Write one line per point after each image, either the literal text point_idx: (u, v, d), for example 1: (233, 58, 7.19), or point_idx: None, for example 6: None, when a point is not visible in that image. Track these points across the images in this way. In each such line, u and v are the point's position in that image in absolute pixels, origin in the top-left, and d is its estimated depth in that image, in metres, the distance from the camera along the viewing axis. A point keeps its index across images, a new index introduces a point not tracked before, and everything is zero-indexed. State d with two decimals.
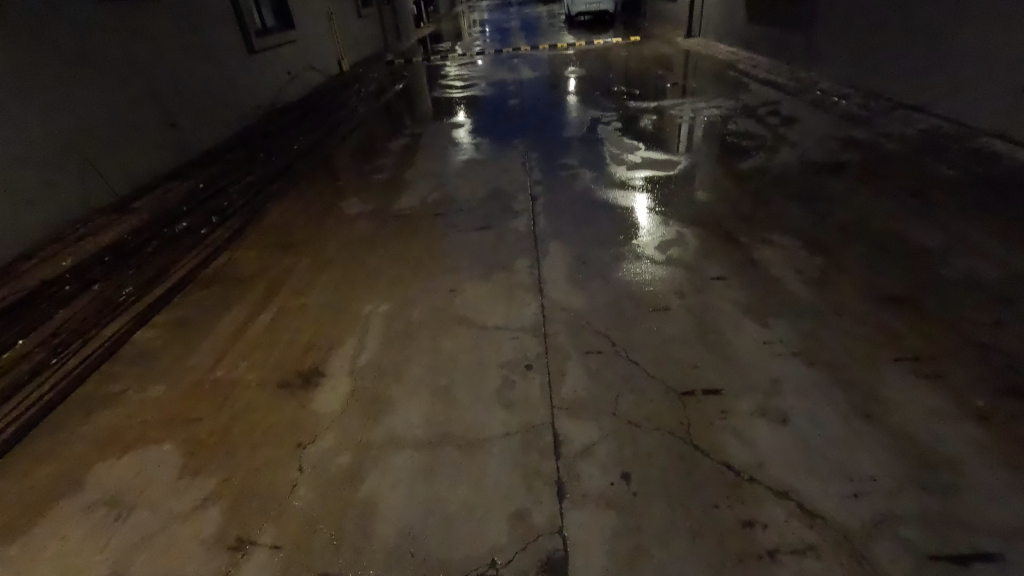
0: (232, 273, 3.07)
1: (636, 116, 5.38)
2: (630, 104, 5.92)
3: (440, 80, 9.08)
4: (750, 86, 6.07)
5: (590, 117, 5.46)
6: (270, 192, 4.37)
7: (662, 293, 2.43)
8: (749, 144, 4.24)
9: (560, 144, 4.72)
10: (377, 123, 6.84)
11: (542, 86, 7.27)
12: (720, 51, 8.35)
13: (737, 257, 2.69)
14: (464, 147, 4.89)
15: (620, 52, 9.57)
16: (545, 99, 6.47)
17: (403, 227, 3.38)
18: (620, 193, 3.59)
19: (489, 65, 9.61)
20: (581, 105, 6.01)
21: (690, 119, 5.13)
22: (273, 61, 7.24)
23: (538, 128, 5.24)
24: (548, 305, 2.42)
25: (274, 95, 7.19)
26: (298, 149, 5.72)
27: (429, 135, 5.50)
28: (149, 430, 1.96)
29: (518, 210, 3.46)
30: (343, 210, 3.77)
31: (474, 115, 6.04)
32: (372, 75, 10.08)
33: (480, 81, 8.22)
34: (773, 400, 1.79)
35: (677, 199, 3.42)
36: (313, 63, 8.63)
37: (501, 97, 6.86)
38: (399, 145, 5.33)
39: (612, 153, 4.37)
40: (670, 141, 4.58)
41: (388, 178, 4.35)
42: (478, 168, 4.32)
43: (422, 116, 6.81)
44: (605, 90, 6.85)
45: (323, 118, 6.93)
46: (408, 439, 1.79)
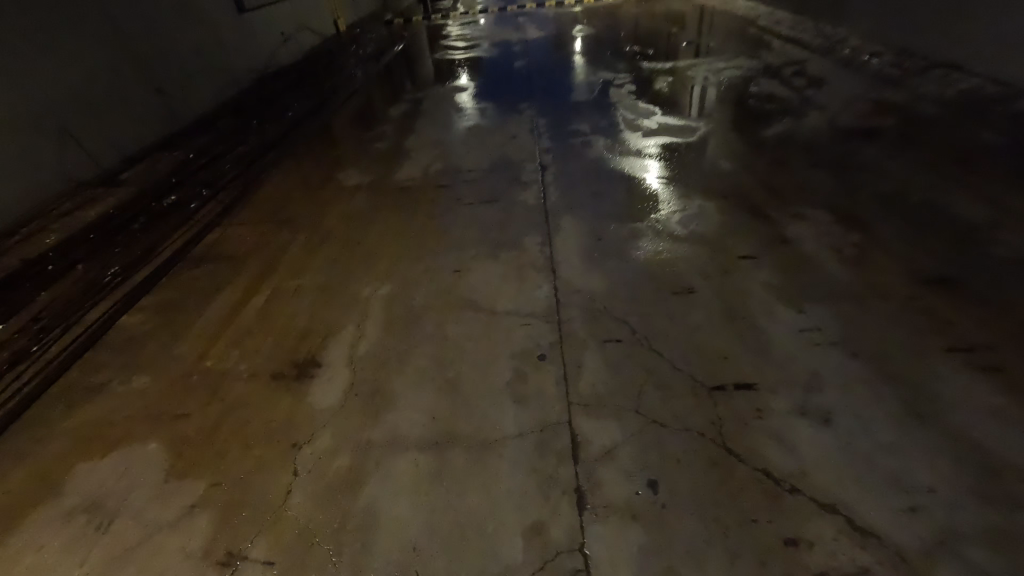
0: (223, 251, 2.89)
1: (649, 77, 5.05)
2: (644, 65, 5.57)
3: (442, 41, 8.64)
4: (772, 44, 5.69)
5: (601, 80, 5.13)
6: (263, 163, 4.14)
7: (685, 274, 2.24)
8: (774, 108, 3.95)
9: (570, 109, 4.44)
10: (376, 87, 6.50)
11: (549, 46, 6.87)
12: (738, 8, 7.85)
13: (765, 232, 2.48)
14: (467, 113, 4.61)
15: (632, 9, 9.05)
16: (552, 60, 6.10)
17: (403, 201, 3.17)
18: (635, 162, 3.35)
19: (493, 24, 9.12)
20: (591, 67, 5.67)
21: (709, 81, 4.81)
22: (265, 21, 6.85)
23: (546, 92, 4.93)
24: (561, 287, 2.24)
25: (267, 58, 6.85)
26: (293, 115, 5.44)
27: (430, 100, 5.20)
28: (134, 427, 1.83)
29: (526, 180, 3.24)
30: (340, 182, 3.55)
31: (478, 78, 5.70)
32: (370, 36, 9.62)
33: (484, 42, 7.79)
34: (814, 397, 1.62)
35: (698, 168, 3.18)
36: (307, 23, 8.20)
37: (506, 58, 6.49)
38: (398, 111, 5.05)
39: (626, 119, 4.09)
40: (687, 105, 4.29)
41: (388, 147, 4.10)
42: (482, 135, 4.06)
43: (423, 79, 6.47)
44: (616, 50, 6.47)
45: (319, 82, 6.60)
46: (411, 441, 1.64)
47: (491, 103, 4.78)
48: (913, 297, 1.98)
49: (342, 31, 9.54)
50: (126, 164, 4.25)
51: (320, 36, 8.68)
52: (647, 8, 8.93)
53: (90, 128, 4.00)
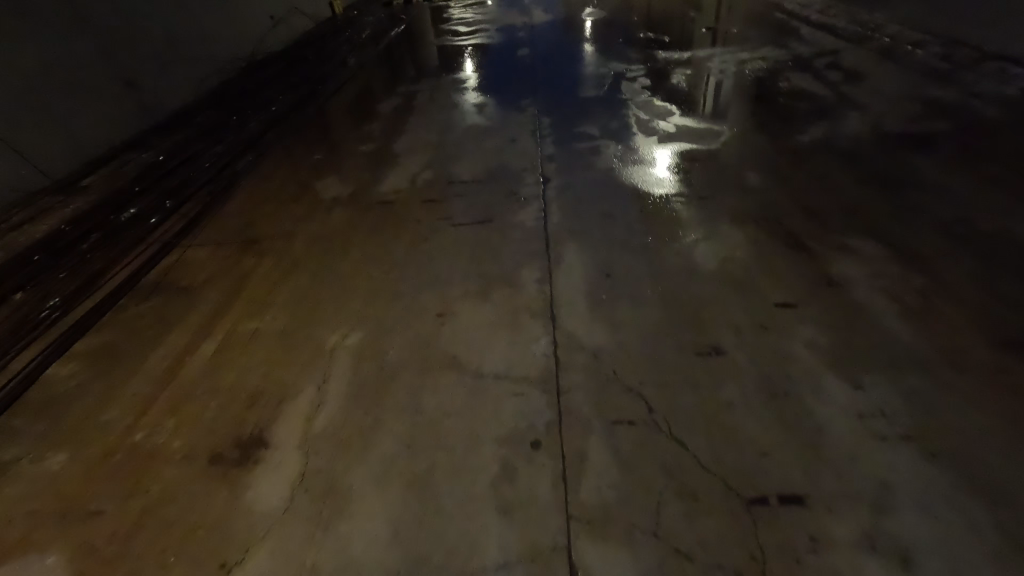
0: (177, 279, 2.53)
1: (665, 69, 4.58)
2: (659, 54, 5.08)
3: (442, 25, 8.12)
4: (800, 31, 5.18)
5: (612, 72, 4.67)
6: (238, 166, 3.75)
7: (712, 326, 1.86)
8: (807, 106, 3.50)
9: (577, 107, 4.00)
10: (369, 75, 6.05)
11: (556, 31, 6.37)
12: None
13: (805, 270, 2.09)
14: (464, 110, 4.18)
15: None
16: (559, 48, 5.62)
17: (386, 219, 2.79)
18: (650, 174, 2.94)
19: (497, 6, 8.58)
20: (601, 56, 5.19)
21: (731, 74, 4.34)
22: (251, 4, 6.40)
23: (551, 86, 4.48)
24: (562, 340, 1.87)
25: (254, 44, 6.41)
26: (278, 108, 5.02)
27: (424, 93, 4.77)
28: (36, 526, 1.50)
29: (525, 196, 2.85)
30: (318, 193, 3.17)
31: (478, 69, 5.25)
32: (367, 18, 9.10)
33: (486, 26, 7.28)
34: (883, 522, 1.26)
35: (724, 181, 2.77)
36: (299, 6, 7.71)
37: (510, 45, 6.01)
38: (389, 105, 4.62)
39: (640, 120, 3.66)
40: (709, 102, 3.84)
41: (374, 149, 3.70)
42: (479, 137, 3.65)
43: (420, 68, 6.01)
44: (628, 36, 5.96)
45: (309, 70, 6.16)
46: (369, 567, 1.31)
47: (491, 99, 4.34)
48: (999, 370, 1.59)
49: (338, 14, 9.03)
50: (90, 166, 3.89)
51: (314, 20, 8.19)
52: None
53: (47, 128, 3.63)
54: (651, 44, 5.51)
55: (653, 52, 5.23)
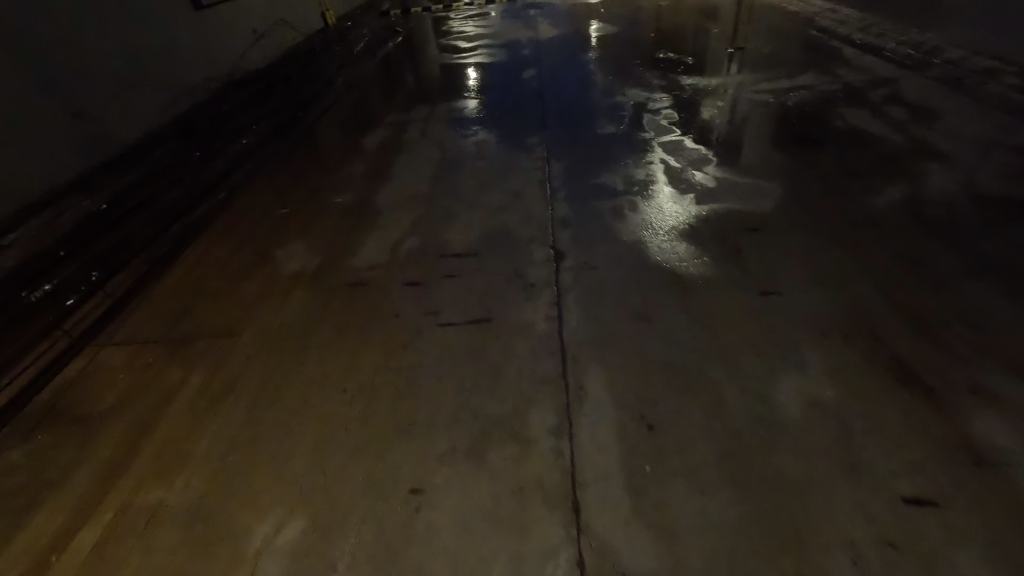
0: (78, 402, 1.93)
1: (694, 99, 3.98)
2: (684, 80, 4.48)
3: (441, 38, 7.54)
4: (844, 53, 4.57)
5: (632, 101, 4.07)
6: (190, 219, 3.14)
7: (815, 540, 1.26)
8: (876, 155, 2.89)
9: (593, 148, 3.40)
10: (358, 96, 5.44)
11: (565, 48, 5.76)
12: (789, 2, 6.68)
13: (929, 429, 1.49)
14: (461, 148, 3.58)
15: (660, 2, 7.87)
16: (568, 69, 5.02)
17: (359, 312, 2.19)
18: (690, 249, 2.34)
19: (500, 18, 7.99)
20: (617, 81, 4.58)
21: (772, 106, 3.74)
22: (230, 19, 5.83)
23: (562, 118, 3.88)
24: (592, 562, 1.28)
25: (232, 63, 5.83)
26: (250, 136, 4.42)
27: (415, 123, 4.17)
28: None
29: (533, 280, 2.25)
30: (278, 266, 2.58)
31: (479, 94, 4.65)
32: (361, 30, 8.51)
33: (488, 41, 6.69)
34: None
35: (788, 263, 2.17)
36: (285, 17, 7.14)
37: (514, 65, 5.40)
38: (376, 138, 4.02)
39: (669, 167, 3.07)
40: (751, 143, 3.23)
41: (352, 200, 3.10)
42: (479, 187, 3.05)
43: (414, 88, 5.40)
44: (646, 55, 5.36)
45: (292, 90, 5.56)
46: None
47: (492, 133, 3.74)
48: None
49: (329, 27, 8.45)
50: (18, 214, 3.29)
51: (302, 33, 7.61)
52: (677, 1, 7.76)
53: None
54: (672, 66, 4.92)
55: (677, 76, 4.62)
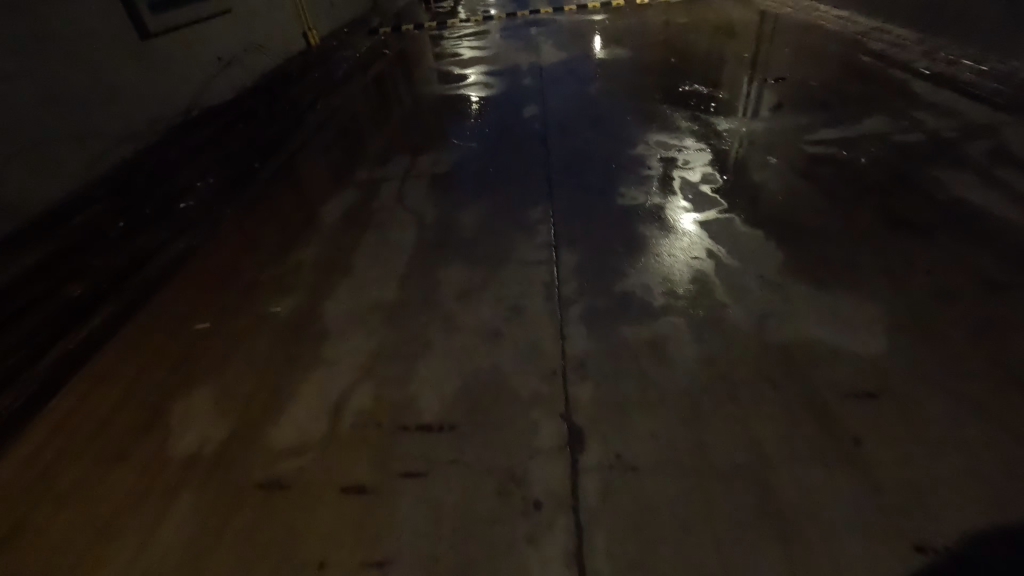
0: None
1: (736, 153, 3.19)
2: (719, 124, 3.70)
3: (432, 58, 6.78)
4: (913, 89, 3.79)
5: (658, 154, 3.30)
6: (83, 328, 2.37)
7: None
8: (1010, 252, 2.10)
9: (615, 228, 2.60)
10: (331, 132, 4.66)
11: (573, 76, 4.99)
12: (826, 18, 5.90)
13: None
14: (444, 223, 2.81)
15: (676, 19, 7.11)
16: (576, 106, 4.23)
17: (271, 549, 1.42)
18: (777, 430, 1.54)
19: (500, 37, 7.25)
20: (637, 124, 3.80)
21: (840, 161, 2.95)
22: (187, 49, 5.12)
23: (572, 179, 3.09)
24: None
25: (190, 99, 5.09)
26: (193, 195, 3.64)
27: (390, 181, 3.39)
28: None
29: (539, 490, 1.46)
30: (173, 431, 1.81)
31: (471, 139, 3.88)
32: (344, 50, 7.74)
33: (485, 65, 5.93)
34: None
35: (941, 479, 1.38)
36: (258, 42, 6.42)
37: (513, 100, 4.62)
38: (340, 202, 3.24)
39: (720, 262, 2.28)
40: (825, 222, 2.43)
41: (297, 309, 2.32)
42: (464, 293, 2.27)
43: (396, 123, 4.61)
44: (669, 86, 4.57)
45: (256, 128, 4.81)
46: None
47: (484, 202, 2.96)
48: None
49: (310, 49, 7.70)
50: None
51: (277, 58, 6.87)
52: (696, 19, 6.98)
53: None
54: (702, 103, 4.13)
55: (710, 118, 3.83)
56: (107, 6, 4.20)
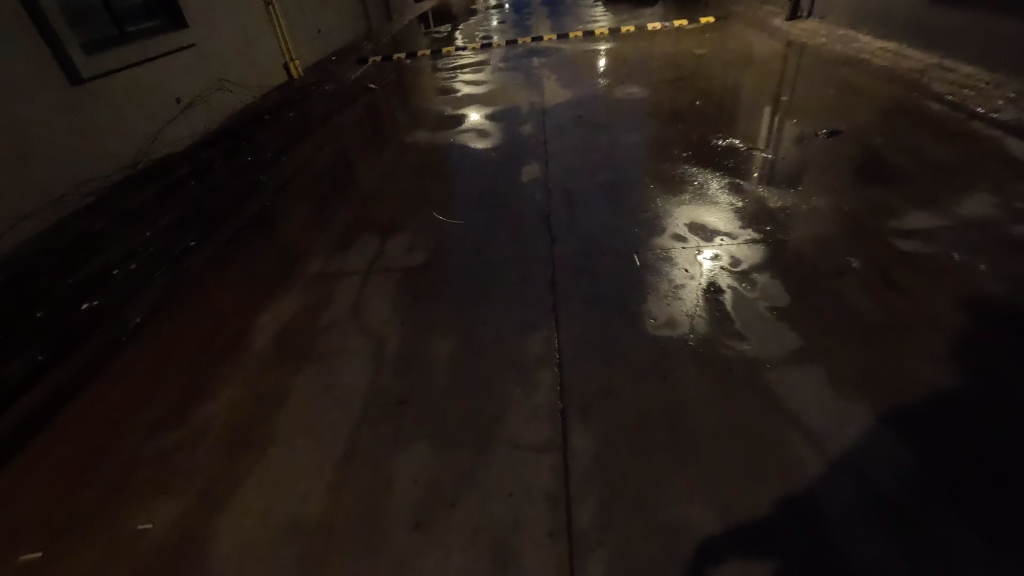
0: None
1: (798, 249, 2.42)
2: (767, 197, 2.94)
3: (423, 94, 6.08)
4: (1011, 151, 3.03)
5: (695, 247, 2.54)
6: None
7: None
8: None
9: (648, 380, 1.83)
10: (294, 191, 3.94)
11: (582, 124, 4.26)
12: (872, 52, 5.16)
13: None
14: (412, 358, 2.06)
15: (696, 49, 6.39)
16: (586, 168, 3.48)
17: None
18: None
19: (500, 69, 6.55)
20: (664, 199, 3.04)
21: (949, 267, 2.18)
22: (134, 96, 4.47)
23: (583, 290, 2.33)
24: None
25: (134, 152, 4.40)
26: (103, 286, 2.88)
27: (348, 277, 2.63)
28: None
29: None
30: None
31: (458, 212, 3.14)
32: (327, 83, 7.07)
33: (481, 105, 5.22)
34: None
35: None
36: (226, 79, 5.78)
37: (511, 155, 3.90)
38: (279, 310, 2.48)
39: (808, 467, 1.52)
40: (956, 392, 1.66)
41: (177, 525, 1.58)
42: (425, 511, 1.51)
43: (370, 181, 3.87)
44: (697, 140, 3.82)
45: (209, 185, 4.11)
46: None
47: (466, 323, 2.21)
48: None
49: (290, 84, 7.03)
50: None
51: (249, 96, 6.21)
52: (718, 49, 6.26)
53: None
54: (740, 166, 3.37)
55: (755, 189, 3.06)
56: (25, 54, 3.55)
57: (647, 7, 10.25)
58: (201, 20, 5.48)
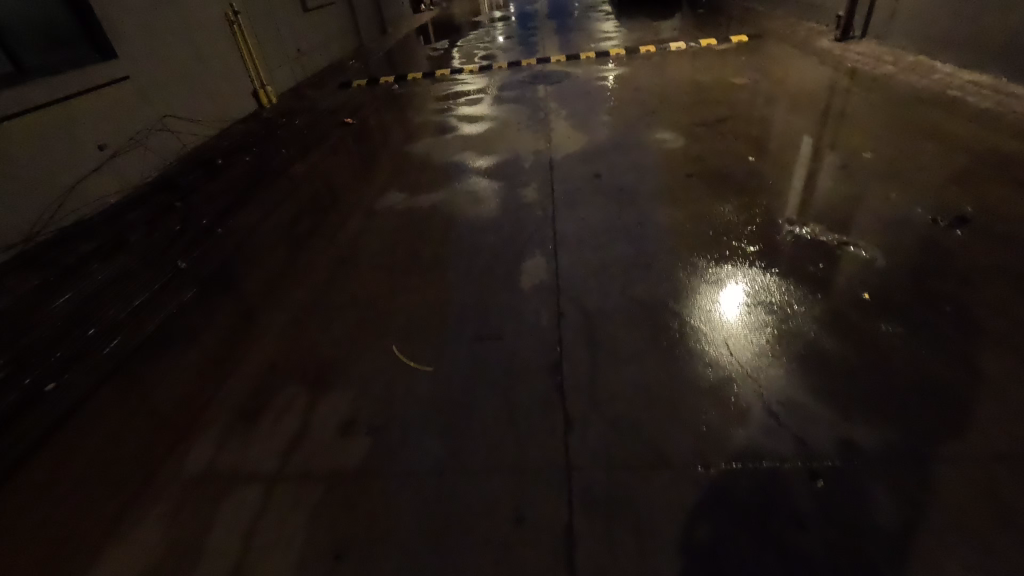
0: None
1: (985, 490, 1.43)
2: (891, 337, 1.94)
3: (408, 130, 5.11)
4: None
5: (800, 456, 1.56)
6: None
7: None
8: None
9: None
10: (221, 279, 2.98)
11: (601, 189, 3.29)
12: (963, 89, 4.13)
13: None
14: None
15: (733, 75, 5.38)
16: (611, 271, 2.49)
17: None
18: None
19: (500, 100, 5.58)
20: (729, 332, 2.07)
21: None
22: (34, 149, 3.57)
23: (617, 562, 1.37)
24: None
25: (30, 223, 3.51)
26: None
27: (244, 488, 1.69)
28: None
29: None
30: None
31: (429, 346, 2.16)
32: (300, 114, 6.13)
33: (473, 152, 4.24)
34: None
35: None
36: (171, 116, 4.86)
37: (507, 236, 2.92)
38: (123, 565, 1.55)
39: None
40: None
41: None
42: None
43: (318, 269, 2.89)
44: (761, 223, 2.80)
45: (118, 267, 3.18)
46: None
47: None
48: None
49: (258, 114, 6.12)
50: None
51: (204, 132, 5.30)
52: (760, 75, 5.25)
53: None
54: (841, 275, 2.31)
55: (875, 322, 2.02)
56: None
57: (666, 21, 9.23)
58: (138, 47, 4.57)
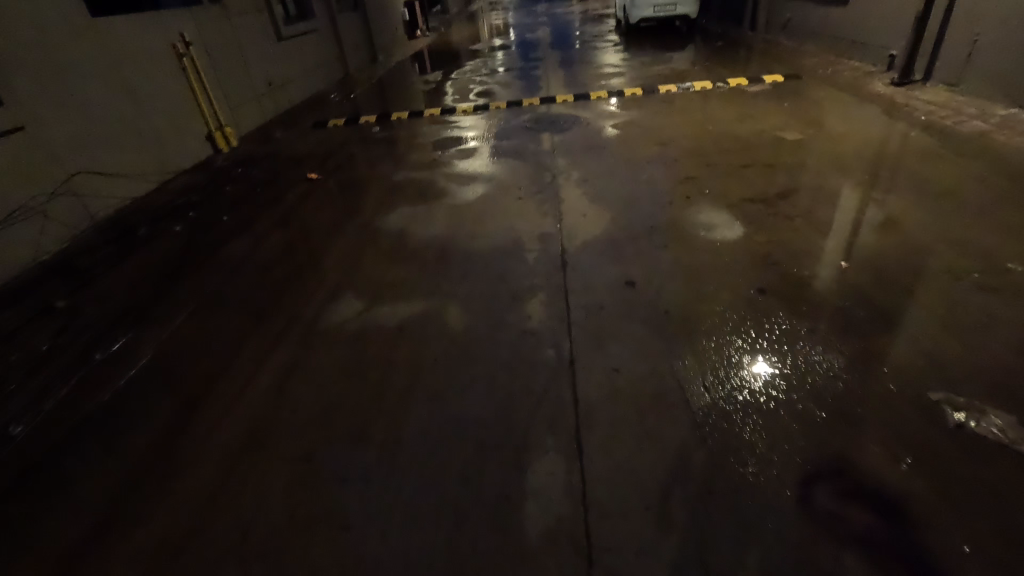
0: None
1: None
2: None
3: (384, 191, 4.15)
4: None
5: None
6: None
7: None
8: None
9: None
10: (89, 457, 2.04)
11: (639, 312, 2.30)
12: None
13: None
14: None
15: (779, 126, 4.47)
16: (673, 510, 1.49)
17: None
18: None
19: (497, 151, 4.64)
20: None
21: None
22: None
23: None
24: None
25: None
26: None
27: None
28: None
29: None
30: None
31: None
32: (261, 161, 5.18)
33: (461, 231, 3.27)
34: None
35: None
36: (88, 175, 3.91)
37: (504, 402, 1.92)
38: None
39: None
40: None
41: None
42: None
43: (217, 457, 1.92)
44: (901, 392, 1.78)
45: None
46: None
47: None
48: None
49: (211, 162, 5.18)
50: None
51: (135, 189, 4.35)
52: (813, 128, 4.34)
53: None
54: None
55: None
56: None
57: (682, 53, 8.40)
58: (42, 93, 3.62)
